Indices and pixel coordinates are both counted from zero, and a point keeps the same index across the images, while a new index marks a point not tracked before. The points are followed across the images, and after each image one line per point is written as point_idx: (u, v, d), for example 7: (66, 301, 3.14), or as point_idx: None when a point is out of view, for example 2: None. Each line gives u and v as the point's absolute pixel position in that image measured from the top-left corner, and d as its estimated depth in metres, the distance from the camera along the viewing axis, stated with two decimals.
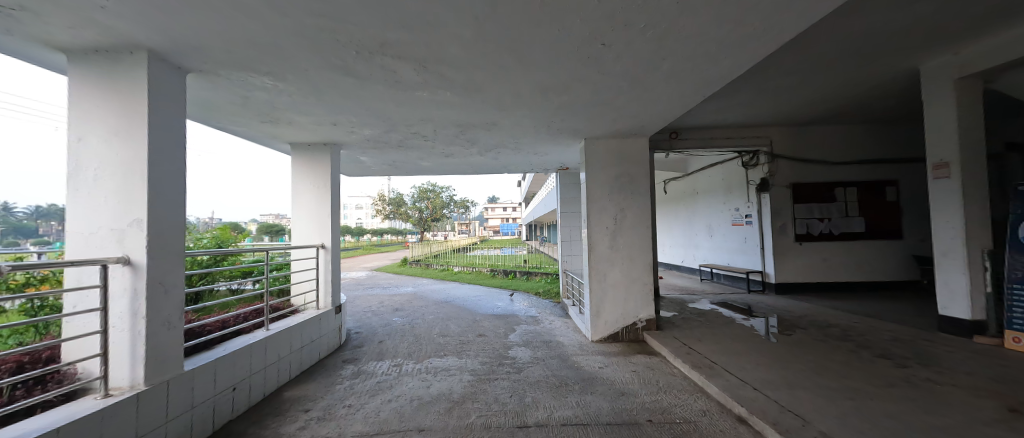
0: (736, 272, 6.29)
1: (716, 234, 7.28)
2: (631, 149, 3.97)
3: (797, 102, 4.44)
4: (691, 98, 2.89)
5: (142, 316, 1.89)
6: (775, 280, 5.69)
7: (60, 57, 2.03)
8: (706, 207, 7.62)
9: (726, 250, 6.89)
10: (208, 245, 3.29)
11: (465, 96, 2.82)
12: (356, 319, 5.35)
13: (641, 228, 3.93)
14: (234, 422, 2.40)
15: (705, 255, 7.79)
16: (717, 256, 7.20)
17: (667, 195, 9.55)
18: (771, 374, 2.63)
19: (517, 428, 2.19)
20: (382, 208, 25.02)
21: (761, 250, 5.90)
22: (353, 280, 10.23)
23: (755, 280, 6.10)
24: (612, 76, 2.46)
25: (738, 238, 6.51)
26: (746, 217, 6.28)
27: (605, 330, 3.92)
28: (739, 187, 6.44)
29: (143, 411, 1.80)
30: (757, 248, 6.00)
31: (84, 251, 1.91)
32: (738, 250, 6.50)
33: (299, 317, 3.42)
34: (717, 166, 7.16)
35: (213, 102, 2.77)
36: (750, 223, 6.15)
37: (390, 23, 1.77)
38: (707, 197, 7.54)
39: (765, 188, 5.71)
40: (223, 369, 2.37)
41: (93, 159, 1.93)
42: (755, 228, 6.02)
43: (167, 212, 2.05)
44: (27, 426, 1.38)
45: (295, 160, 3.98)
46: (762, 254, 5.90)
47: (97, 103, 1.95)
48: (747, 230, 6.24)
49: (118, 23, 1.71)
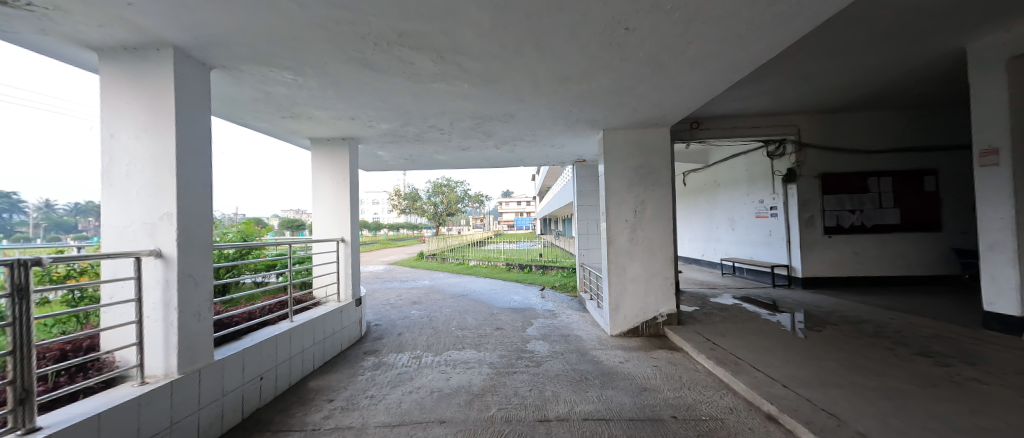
0: (758, 266, 6.12)
1: (739, 227, 7.09)
2: (650, 140, 3.87)
3: (827, 87, 4.22)
4: (718, 85, 2.78)
5: (174, 307, 1.95)
6: (801, 275, 5.50)
7: (92, 56, 2.10)
8: (729, 199, 7.42)
9: (749, 244, 6.71)
10: (234, 239, 3.38)
11: (482, 87, 2.78)
12: (375, 312, 5.42)
13: (663, 221, 3.84)
14: (262, 409, 2.48)
15: (728, 249, 7.58)
16: (740, 250, 7.00)
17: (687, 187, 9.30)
18: (801, 372, 2.54)
19: (538, 422, 2.18)
20: (399, 203, 25.53)
21: (787, 243, 5.72)
22: (371, 274, 10.49)
23: (781, 274, 5.92)
24: (633, 63, 2.39)
25: (763, 231, 6.32)
26: (771, 209, 6.08)
27: (625, 325, 3.86)
28: (764, 178, 6.24)
29: (177, 399, 1.87)
30: (783, 241, 5.80)
31: (118, 245, 1.98)
32: (762, 243, 6.33)
33: (321, 309, 3.47)
34: (741, 157, 6.93)
35: (235, 99, 2.82)
36: (775, 215, 5.98)
37: (408, 13, 1.75)
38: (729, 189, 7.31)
39: (791, 179, 5.51)
40: (251, 358, 2.44)
41: (125, 156, 1.98)
42: (781, 221, 5.81)
43: (195, 206, 2.09)
44: (70, 412, 1.47)
45: (315, 156, 4.03)
46: (787, 247, 5.72)
47: (128, 102, 2.01)
48: (773, 223, 6.06)
49: (145, 20, 1.74)
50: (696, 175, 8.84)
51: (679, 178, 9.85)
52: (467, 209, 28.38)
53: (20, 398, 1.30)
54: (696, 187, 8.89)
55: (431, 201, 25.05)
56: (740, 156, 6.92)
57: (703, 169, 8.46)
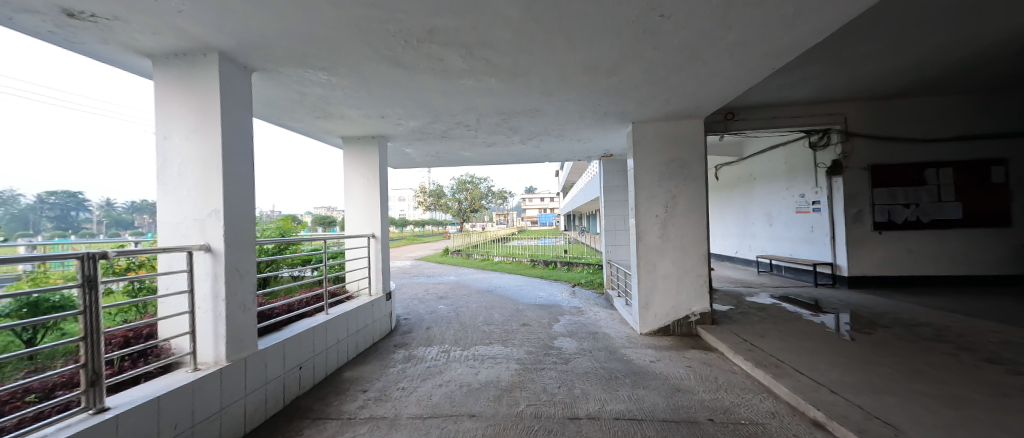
0: (798, 264, 5.80)
1: (777, 223, 6.75)
2: (681, 132, 3.72)
3: (877, 72, 3.91)
4: (758, 72, 2.62)
5: (222, 298, 2.06)
6: (846, 273, 5.17)
7: (145, 63, 2.23)
8: (767, 193, 7.07)
9: (789, 240, 6.38)
10: (273, 235, 3.55)
11: (509, 82, 2.76)
12: (404, 306, 5.56)
13: (696, 217, 3.69)
14: (302, 397, 2.59)
15: (764, 246, 7.23)
16: (779, 247, 6.67)
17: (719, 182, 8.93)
18: (851, 376, 2.39)
19: (568, 419, 2.17)
20: (424, 200, 26.12)
21: (830, 240, 5.39)
22: (399, 269, 10.79)
23: (823, 272, 5.58)
24: (667, 52, 2.30)
25: (804, 227, 5.98)
26: (813, 204, 5.75)
27: (655, 323, 3.76)
28: (806, 171, 5.89)
29: (226, 385, 1.99)
30: (826, 237, 5.47)
31: (173, 239, 2.11)
32: (803, 240, 6.00)
33: (354, 303, 3.58)
34: (779, 149, 6.57)
35: (274, 100, 2.94)
36: (818, 210, 5.64)
37: (437, 9, 1.75)
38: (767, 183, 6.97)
39: (836, 172, 5.18)
40: (291, 349, 2.56)
41: (177, 155, 2.10)
42: (825, 216, 5.48)
43: (240, 203, 2.20)
44: (134, 394, 1.59)
45: (347, 155, 4.16)
46: (831, 244, 5.39)
47: (178, 105, 2.12)
48: (815, 219, 5.72)
49: (193, 27, 1.83)
50: (730, 168, 8.46)
51: (710, 172, 9.46)
52: (489, 206, 28.48)
53: (91, 380, 1.42)
54: (729, 181, 8.52)
55: (455, 197, 25.33)
56: (779, 148, 6.56)
57: (737, 162, 8.09)
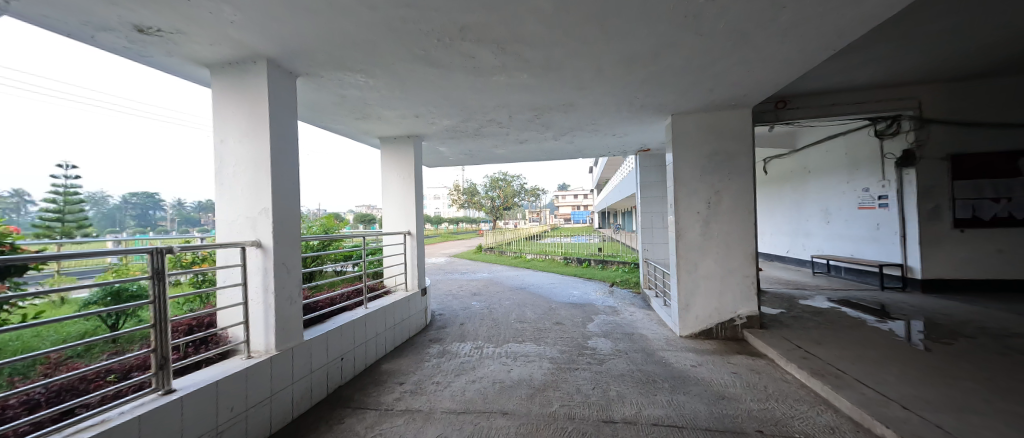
0: (862, 265, 5.28)
1: (836, 220, 6.21)
2: (724, 123, 3.49)
3: (958, 48, 3.45)
4: (815, 54, 2.38)
5: (271, 291, 2.19)
6: (920, 276, 4.64)
7: (203, 73, 2.41)
8: (824, 188, 6.51)
9: (851, 239, 5.85)
10: (318, 231, 3.75)
11: (542, 77, 2.71)
12: (439, 301, 5.70)
13: (742, 214, 3.45)
14: (343, 387, 2.71)
15: (821, 245, 6.68)
16: (839, 246, 6.14)
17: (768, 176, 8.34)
18: (929, 392, 2.12)
19: (602, 423, 2.10)
20: (457, 198, 26.70)
21: (900, 238, 4.87)
22: (434, 265, 11.10)
23: (891, 274, 5.04)
24: (711, 37, 2.13)
25: (869, 224, 5.45)
26: (880, 199, 5.23)
27: (697, 326, 3.57)
28: (871, 163, 5.37)
29: (274, 373, 2.11)
30: (896, 236, 4.95)
31: (229, 236, 2.26)
32: (868, 238, 5.47)
33: (391, 297, 3.70)
34: (839, 138, 6.03)
35: (317, 103, 3.09)
36: (885, 206, 5.12)
37: (468, 5, 1.73)
38: (826, 176, 6.42)
39: (908, 163, 4.68)
40: (334, 341, 2.67)
41: (231, 157, 2.25)
42: (894, 212, 4.97)
43: (287, 201, 2.32)
44: (196, 378, 1.72)
45: (385, 155, 4.30)
46: (901, 243, 4.87)
47: (232, 110, 2.27)
48: (881, 215, 5.20)
49: (244, 36, 1.94)
50: (779, 161, 7.88)
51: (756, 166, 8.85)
52: (522, 203, 28.44)
53: (159, 364, 1.54)
54: (780, 175, 7.93)
55: (488, 195, 25.58)
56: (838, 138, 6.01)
57: (789, 154, 7.50)
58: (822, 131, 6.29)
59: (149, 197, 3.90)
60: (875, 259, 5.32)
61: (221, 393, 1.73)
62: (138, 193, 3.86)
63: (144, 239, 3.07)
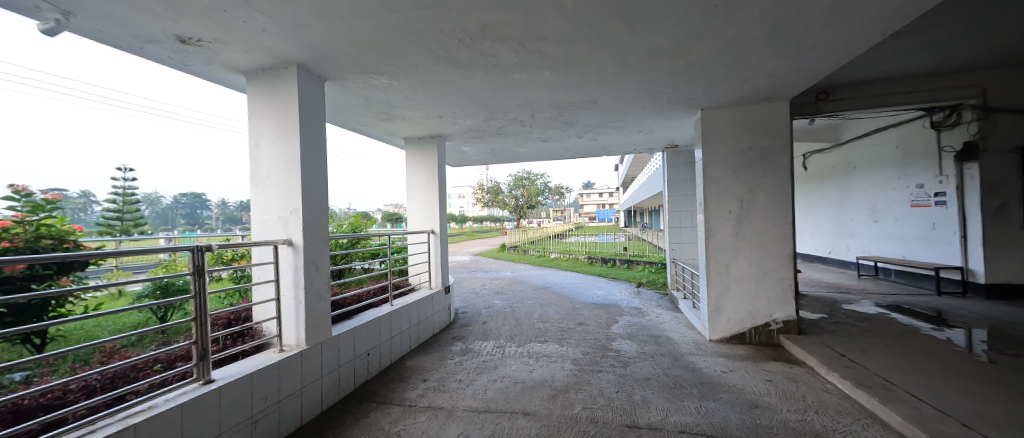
0: (915, 267, 4.88)
1: (886, 219, 5.78)
2: (757, 117, 3.31)
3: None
4: (862, 40, 2.19)
5: (302, 287, 2.26)
6: (984, 281, 4.24)
7: (239, 79, 2.53)
8: (871, 184, 6.08)
9: (902, 240, 5.44)
10: (346, 230, 3.87)
11: (564, 73, 2.65)
12: (463, 299, 5.77)
13: (778, 213, 3.26)
14: (369, 381, 2.78)
15: (868, 246, 6.23)
16: (888, 247, 5.72)
17: (809, 172, 7.87)
18: (995, 409, 1.92)
19: (627, 428, 2.04)
20: (481, 197, 26.99)
21: (960, 239, 4.48)
22: (458, 263, 11.26)
23: (949, 279, 4.63)
24: (744, 26, 2.01)
25: (923, 223, 5.05)
26: (936, 196, 4.83)
27: (728, 329, 3.41)
28: (926, 157, 4.98)
29: (305, 366, 2.18)
30: (955, 236, 4.55)
31: (263, 234, 2.37)
32: (921, 239, 5.07)
33: (415, 295, 3.77)
34: (889, 130, 5.62)
35: (345, 106, 3.17)
36: (942, 204, 4.72)
37: (488, 3, 1.71)
38: (872, 171, 6.00)
39: (971, 157, 4.31)
40: (360, 337, 2.74)
41: (265, 159, 2.34)
42: (953, 211, 4.58)
43: (316, 201, 2.39)
44: (233, 370, 1.81)
45: (409, 155, 4.38)
46: (960, 244, 4.48)
47: (266, 114, 2.37)
48: (937, 214, 4.81)
49: (275, 43, 2.01)
50: (821, 156, 7.42)
51: (795, 161, 8.37)
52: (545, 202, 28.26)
53: (200, 355, 1.63)
54: (821, 171, 7.46)
55: (512, 194, 25.57)
56: (888, 130, 5.61)
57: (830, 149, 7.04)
58: (870, 123, 5.88)
59: (196, 197, 4.36)
60: (931, 261, 4.91)
61: (254, 384, 1.81)
62: (188, 194, 4.32)
63: (192, 236, 3.15)
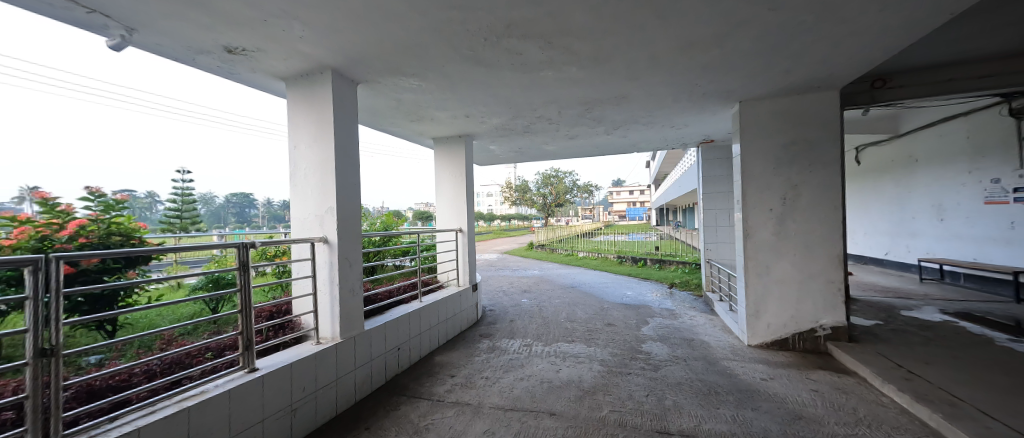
0: (989, 271, 4.41)
1: (953, 218, 5.25)
2: (801, 109, 3.10)
3: None
4: (925, 21, 1.99)
5: (336, 283, 2.36)
6: None
7: (279, 85, 2.66)
8: (935, 179, 5.54)
9: (973, 240, 4.95)
10: (378, 228, 4.01)
11: (591, 69, 2.60)
12: (490, 297, 5.81)
13: (826, 211, 3.04)
14: (400, 375, 2.86)
15: (931, 246, 5.71)
16: (956, 248, 5.21)
17: (863, 166, 7.28)
18: None
19: (657, 433, 1.97)
20: (508, 196, 27.13)
21: None
22: (485, 261, 11.39)
23: None
24: (787, 11, 1.88)
25: (998, 222, 4.58)
26: (1015, 192, 4.37)
27: (769, 335, 3.23)
28: (1004, 148, 4.49)
29: (339, 359, 2.28)
30: None
31: (301, 232, 2.49)
32: (996, 239, 4.60)
33: (443, 292, 3.84)
34: (958, 119, 5.09)
35: (376, 108, 3.27)
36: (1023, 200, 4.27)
37: (513, 1, 1.70)
38: (937, 165, 5.48)
39: None
40: (391, 332, 2.82)
41: (302, 160, 2.46)
42: None
43: (349, 200, 2.48)
44: (275, 360, 1.92)
45: (437, 154, 4.45)
46: None
47: (303, 117, 2.48)
48: (1018, 211, 4.34)
49: (311, 49, 2.10)
50: (876, 149, 6.84)
51: (846, 154, 7.76)
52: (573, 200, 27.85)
53: (245, 345, 1.73)
54: (876, 165, 6.87)
55: (541, 192, 25.41)
56: (957, 119, 5.09)
57: (888, 141, 6.47)
58: (934, 111, 5.35)
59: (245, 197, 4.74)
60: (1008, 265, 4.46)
61: (293, 375, 1.90)
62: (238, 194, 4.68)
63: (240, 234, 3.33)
